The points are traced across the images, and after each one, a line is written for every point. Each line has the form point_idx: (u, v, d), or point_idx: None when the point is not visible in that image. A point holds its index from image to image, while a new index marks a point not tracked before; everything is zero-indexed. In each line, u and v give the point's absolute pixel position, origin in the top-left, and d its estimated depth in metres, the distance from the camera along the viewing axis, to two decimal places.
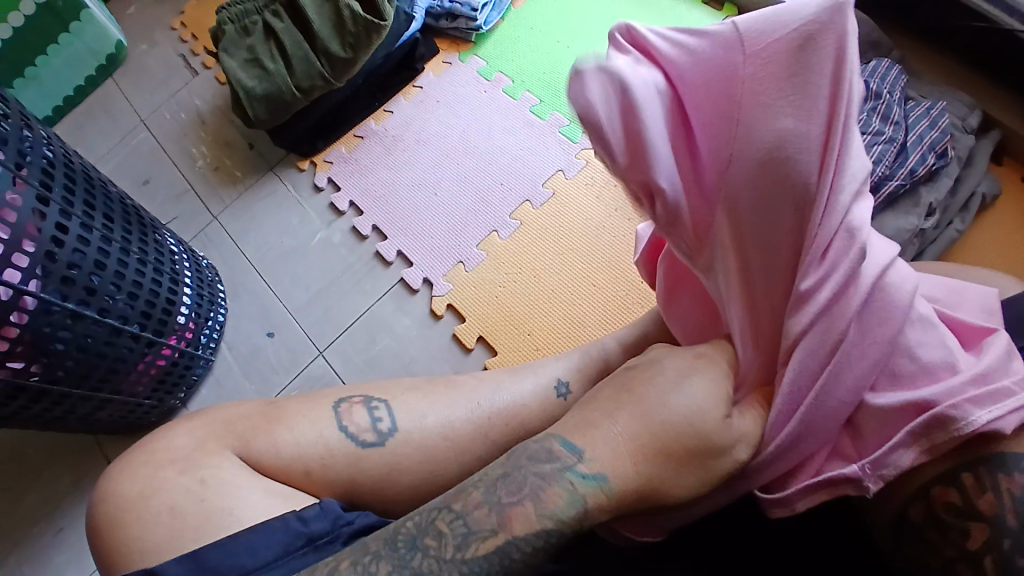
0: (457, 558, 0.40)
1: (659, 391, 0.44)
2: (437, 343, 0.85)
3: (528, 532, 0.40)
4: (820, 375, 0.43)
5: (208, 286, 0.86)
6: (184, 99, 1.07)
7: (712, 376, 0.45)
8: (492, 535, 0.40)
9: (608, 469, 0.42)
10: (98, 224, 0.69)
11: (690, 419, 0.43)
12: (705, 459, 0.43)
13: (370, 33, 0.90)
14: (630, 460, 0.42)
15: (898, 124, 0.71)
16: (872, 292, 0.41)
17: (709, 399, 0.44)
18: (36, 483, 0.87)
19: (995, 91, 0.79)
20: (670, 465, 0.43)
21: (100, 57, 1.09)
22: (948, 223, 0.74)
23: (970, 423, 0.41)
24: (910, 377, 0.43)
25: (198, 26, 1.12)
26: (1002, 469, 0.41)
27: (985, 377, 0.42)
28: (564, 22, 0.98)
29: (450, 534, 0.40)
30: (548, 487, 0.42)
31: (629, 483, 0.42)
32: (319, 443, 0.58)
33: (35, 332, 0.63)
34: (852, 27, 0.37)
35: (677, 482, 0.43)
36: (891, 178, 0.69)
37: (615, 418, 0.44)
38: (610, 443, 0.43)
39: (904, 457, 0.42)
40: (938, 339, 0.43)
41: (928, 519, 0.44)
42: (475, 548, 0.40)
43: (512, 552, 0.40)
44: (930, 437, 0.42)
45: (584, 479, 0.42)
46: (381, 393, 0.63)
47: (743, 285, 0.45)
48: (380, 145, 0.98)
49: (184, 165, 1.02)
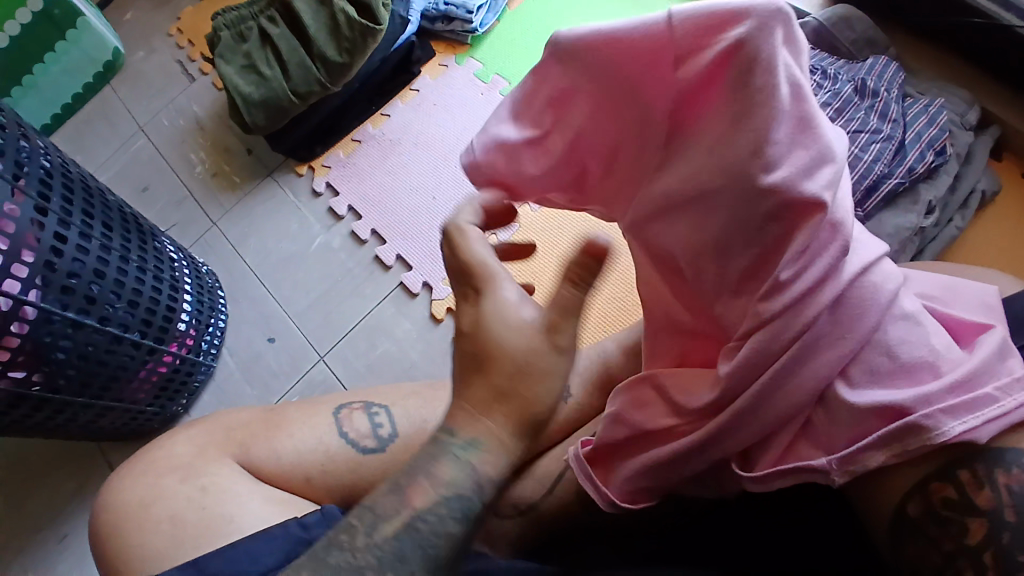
0: (369, 545, 0.40)
1: (470, 344, 0.42)
2: (438, 348, 0.85)
3: (428, 503, 0.41)
4: (778, 362, 0.43)
5: (209, 293, 0.86)
6: (182, 106, 1.07)
7: (500, 303, 0.43)
8: (395, 516, 0.41)
9: (473, 432, 0.41)
10: (97, 232, 0.69)
11: (505, 358, 0.41)
12: (535, 373, 0.41)
13: (365, 37, 0.90)
14: (481, 414, 0.41)
15: (895, 122, 0.71)
16: (852, 290, 0.42)
17: (510, 327, 0.42)
18: (39, 491, 0.87)
19: (992, 86, 0.79)
20: (516, 398, 0.41)
21: (97, 65, 1.09)
22: (948, 220, 0.73)
23: (943, 433, 0.41)
24: (890, 377, 0.42)
25: (194, 32, 1.13)
26: (1000, 464, 0.41)
27: (967, 384, 0.41)
28: (559, 23, 0.98)
29: (366, 517, 0.41)
30: (436, 463, 0.42)
31: (504, 426, 0.42)
32: (319, 449, 0.59)
33: (36, 341, 0.63)
34: (781, 34, 0.39)
35: (532, 400, 0.41)
36: (890, 176, 0.69)
37: (458, 393, 0.43)
38: (464, 415, 0.42)
39: (874, 457, 0.43)
40: (922, 338, 0.43)
41: (926, 510, 0.44)
42: (384, 529, 0.41)
43: (420, 526, 0.41)
44: (902, 442, 0.42)
45: (462, 449, 0.41)
46: (381, 398, 0.63)
47: (721, 294, 0.46)
48: (377, 149, 0.98)
49: (182, 171, 1.02)
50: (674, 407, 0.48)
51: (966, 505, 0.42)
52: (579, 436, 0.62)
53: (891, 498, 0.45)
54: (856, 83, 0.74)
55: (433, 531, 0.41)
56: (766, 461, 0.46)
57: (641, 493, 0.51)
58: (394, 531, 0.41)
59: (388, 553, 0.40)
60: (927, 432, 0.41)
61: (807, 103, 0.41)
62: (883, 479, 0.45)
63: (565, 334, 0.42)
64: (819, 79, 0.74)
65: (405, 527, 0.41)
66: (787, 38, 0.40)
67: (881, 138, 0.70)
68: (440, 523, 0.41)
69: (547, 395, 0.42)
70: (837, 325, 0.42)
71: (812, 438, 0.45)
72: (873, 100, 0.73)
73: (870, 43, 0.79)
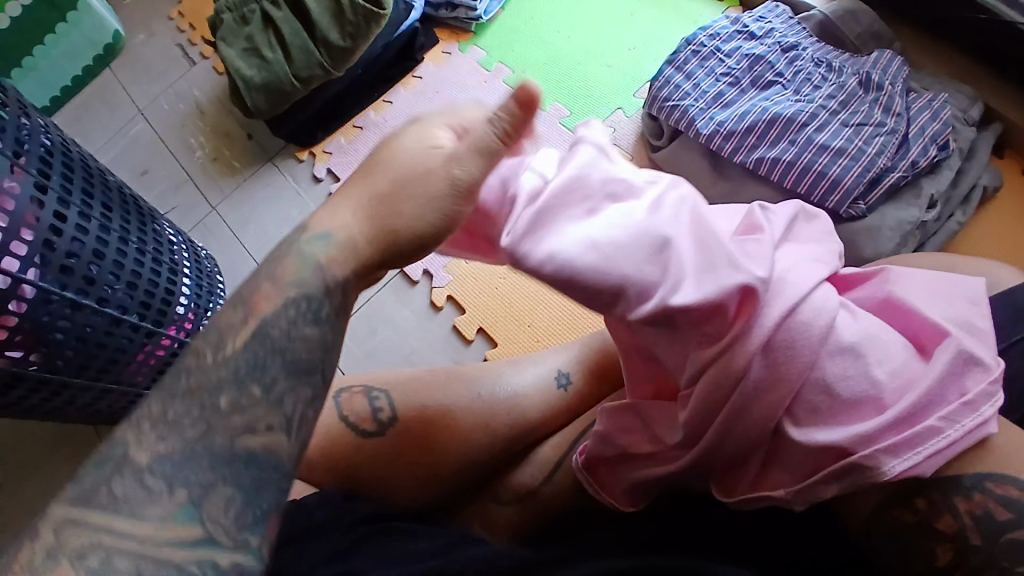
0: (219, 359, 0.41)
1: (388, 159, 0.45)
2: (437, 335, 0.83)
3: (275, 308, 0.42)
4: (726, 403, 0.43)
5: (208, 277, 0.85)
6: (181, 90, 1.06)
7: (426, 134, 0.46)
8: (241, 325, 0.42)
9: (337, 229, 0.44)
10: (97, 212, 0.69)
11: (407, 173, 0.44)
12: (429, 190, 0.44)
13: (369, 22, 0.90)
14: (360, 221, 0.44)
15: (900, 116, 0.72)
16: (781, 331, 0.42)
17: (422, 150, 0.45)
18: (36, 474, 0.87)
19: (995, 83, 0.78)
20: (401, 212, 0.44)
21: (97, 48, 1.08)
22: (950, 215, 0.73)
23: (888, 472, 0.39)
24: (831, 415, 0.41)
25: (196, 16, 1.12)
26: (958, 491, 0.41)
27: (909, 421, 0.39)
28: (563, 14, 0.98)
29: (207, 343, 0.42)
30: (293, 256, 0.44)
31: (370, 238, 0.44)
32: (319, 432, 0.59)
33: (35, 321, 0.63)
34: (537, 235, 0.44)
35: (414, 217, 0.44)
36: (892, 170, 0.70)
37: (353, 206, 0.45)
38: (343, 221, 0.45)
39: (827, 490, 0.41)
40: (862, 372, 0.41)
41: (888, 530, 0.44)
42: (232, 342, 0.41)
43: (268, 331, 0.42)
44: (850, 478, 0.40)
45: (323, 243, 0.44)
46: (382, 383, 0.63)
47: (664, 347, 0.46)
48: (379, 135, 0.97)
49: (182, 155, 1.01)
50: (653, 435, 0.49)
51: (926, 530, 0.42)
52: (582, 424, 0.63)
53: (857, 515, 0.46)
54: (861, 76, 0.75)
55: (287, 335, 0.42)
56: (741, 485, 0.45)
57: (630, 493, 0.51)
58: (241, 343, 0.41)
59: (241, 363, 0.41)
60: (868, 472, 0.39)
61: (614, 255, 0.43)
62: (849, 499, 0.46)
63: (471, 161, 0.44)
64: (823, 72, 0.76)
65: (253, 334, 0.42)
66: (550, 226, 0.44)
67: (885, 132, 0.71)
68: (292, 324, 0.42)
69: (431, 216, 0.44)
70: (793, 359, 0.41)
71: (780, 465, 0.43)
72: (877, 94, 0.73)
73: (875, 38, 0.79)
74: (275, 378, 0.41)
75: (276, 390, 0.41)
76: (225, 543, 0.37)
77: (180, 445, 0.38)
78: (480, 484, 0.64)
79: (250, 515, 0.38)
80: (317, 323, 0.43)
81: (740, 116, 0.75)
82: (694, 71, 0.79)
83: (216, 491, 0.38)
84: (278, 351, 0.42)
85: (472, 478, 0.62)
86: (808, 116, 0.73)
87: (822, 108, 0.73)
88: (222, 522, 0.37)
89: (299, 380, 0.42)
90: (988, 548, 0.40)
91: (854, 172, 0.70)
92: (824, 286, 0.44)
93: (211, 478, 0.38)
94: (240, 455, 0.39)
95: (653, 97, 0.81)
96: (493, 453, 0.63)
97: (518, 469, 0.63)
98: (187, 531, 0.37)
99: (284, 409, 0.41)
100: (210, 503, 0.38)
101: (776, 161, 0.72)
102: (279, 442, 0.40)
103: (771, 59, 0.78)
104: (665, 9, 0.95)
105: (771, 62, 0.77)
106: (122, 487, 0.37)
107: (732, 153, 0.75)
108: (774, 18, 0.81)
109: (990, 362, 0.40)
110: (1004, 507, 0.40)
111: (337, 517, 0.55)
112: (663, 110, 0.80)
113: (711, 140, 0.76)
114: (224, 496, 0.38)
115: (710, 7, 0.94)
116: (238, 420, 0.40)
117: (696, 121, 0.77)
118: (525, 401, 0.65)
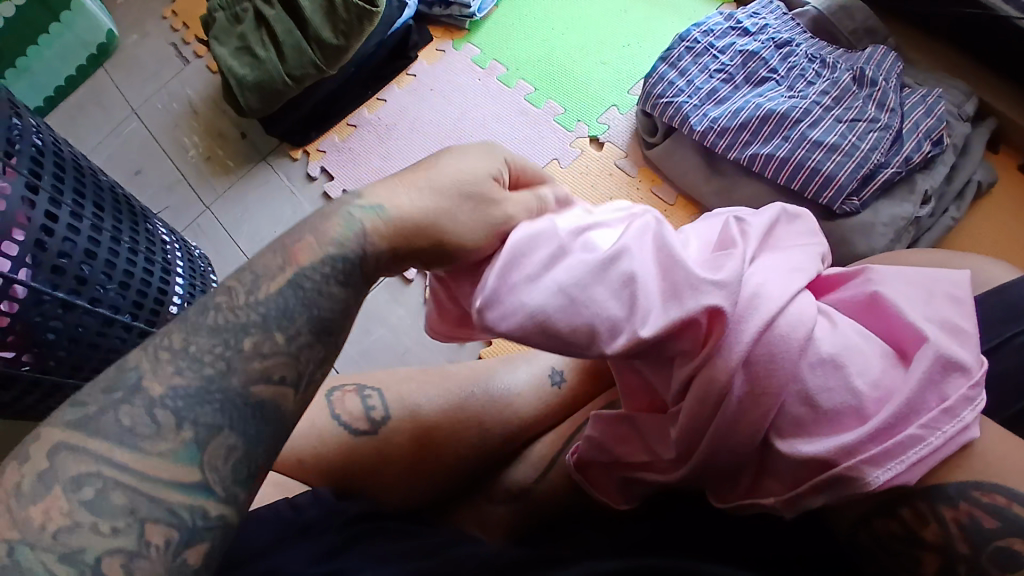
0: (252, 301, 0.40)
1: (450, 165, 0.45)
2: (431, 333, 0.82)
3: (313, 262, 0.42)
4: (714, 417, 0.42)
5: (201, 276, 0.85)
6: (175, 90, 1.06)
7: (474, 155, 0.46)
8: (279, 272, 0.41)
9: (386, 203, 0.43)
10: (89, 212, 0.69)
11: (465, 183, 0.44)
12: (484, 206, 0.44)
13: (362, 19, 0.89)
14: (409, 207, 0.43)
15: (894, 111, 0.72)
16: (760, 345, 0.41)
17: (478, 173, 0.45)
18: None
19: (989, 79, 0.78)
20: (456, 217, 0.43)
21: (91, 48, 1.08)
22: (943, 211, 0.73)
23: (872, 482, 0.39)
24: (813, 427, 0.41)
25: (189, 15, 1.11)
26: (943, 500, 0.40)
27: (890, 429, 0.39)
28: (557, 11, 0.98)
29: (240, 279, 0.41)
30: (331, 218, 0.43)
31: (416, 228, 0.43)
32: (313, 432, 0.58)
33: (26, 321, 0.63)
34: (507, 300, 0.42)
35: (466, 225, 0.43)
36: (886, 166, 0.70)
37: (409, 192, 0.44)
38: (391, 196, 0.43)
39: (814, 501, 0.41)
40: (843, 382, 0.41)
41: (871, 539, 0.44)
42: (268, 285, 0.41)
43: (303, 283, 0.41)
44: (837, 489, 0.40)
45: (365, 213, 0.43)
46: (374, 381, 0.63)
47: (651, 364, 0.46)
48: (373, 134, 0.96)
49: (176, 155, 1.01)
50: (646, 446, 0.48)
51: (912, 539, 0.42)
52: (577, 423, 0.63)
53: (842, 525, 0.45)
54: (855, 72, 0.74)
55: (320, 290, 0.41)
56: (735, 493, 0.45)
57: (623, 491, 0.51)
58: (279, 287, 0.41)
59: (272, 309, 0.40)
60: (854, 482, 0.39)
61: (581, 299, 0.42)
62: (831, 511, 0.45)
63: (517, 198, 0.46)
64: (817, 68, 0.76)
65: (289, 282, 0.41)
66: (521, 284, 0.43)
67: (878, 128, 0.71)
68: (325, 280, 0.41)
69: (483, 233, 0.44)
70: (773, 371, 0.41)
71: (772, 474, 0.43)
72: (871, 90, 0.73)
73: (870, 33, 0.78)
74: (300, 329, 0.40)
75: (298, 342, 0.40)
76: (218, 492, 0.36)
77: (195, 383, 0.37)
78: (473, 482, 0.63)
79: (246, 468, 0.37)
80: (348, 284, 0.42)
81: (734, 112, 0.75)
82: (688, 68, 0.79)
83: (216, 441, 0.37)
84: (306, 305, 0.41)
85: (468, 474, 0.62)
86: (801, 112, 0.73)
87: (815, 105, 0.73)
88: (218, 472, 0.36)
89: (320, 339, 0.41)
90: (976, 557, 0.40)
91: (847, 168, 0.69)
92: (802, 296, 0.43)
93: (219, 421, 0.37)
94: (250, 402, 0.38)
95: (647, 94, 0.81)
96: (487, 452, 0.63)
97: (512, 468, 0.63)
98: (188, 474, 0.35)
99: (298, 367, 0.40)
100: (213, 448, 0.36)
101: (769, 158, 0.72)
102: (285, 395, 0.39)
103: (764, 55, 0.77)
104: (659, 7, 0.95)
105: (765, 58, 0.77)
106: (130, 418, 0.36)
107: (726, 149, 0.75)
108: (767, 14, 0.81)
109: (970, 364, 0.40)
110: (990, 516, 0.39)
111: (329, 516, 0.54)
112: (657, 107, 0.80)
113: (704, 136, 0.76)
114: (225, 445, 0.37)
115: (704, 4, 0.94)
116: (257, 367, 0.39)
117: (690, 118, 0.77)
118: (521, 399, 0.65)
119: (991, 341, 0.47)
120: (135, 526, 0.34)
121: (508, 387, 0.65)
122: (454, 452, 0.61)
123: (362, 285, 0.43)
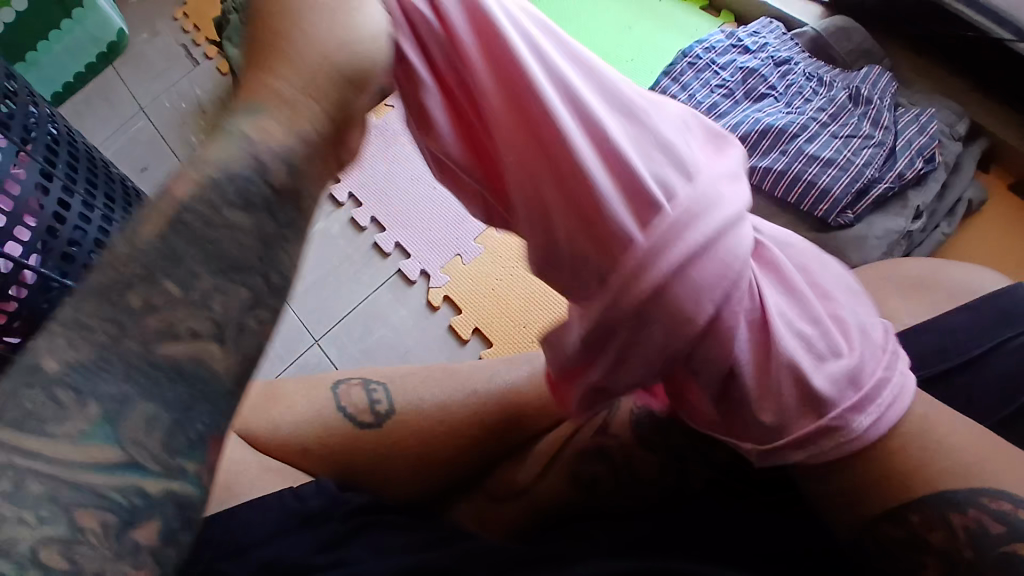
0: (133, 245, 0.33)
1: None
2: (432, 334, 0.83)
3: (196, 192, 0.34)
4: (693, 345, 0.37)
5: None
6: (184, 90, 1.07)
7: None
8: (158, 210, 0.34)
9: (263, 100, 0.34)
10: (101, 202, 0.69)
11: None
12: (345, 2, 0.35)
13: None
14: (288, 75, 0.34)
15: (887, 130, 0.75)
16: (722, 256, 0.36)
17: None
18: None
19: (983, 99, 0.81)
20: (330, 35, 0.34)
21: (101, 45, 1.09)
22: (935, 226, 0.75)
23: (858, 428, 0.39)
24: (793, 362, 0.38)
25: (201, 18, 1.13)
26: (953, 506, 0.40)
27: (859, 376, 0.39)
28: (563, 24, 1.00)
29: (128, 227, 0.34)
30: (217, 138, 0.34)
31: (301, 84, 0.34)
32: (315, 420, 0.60)
33: (33, 307, 0.63)
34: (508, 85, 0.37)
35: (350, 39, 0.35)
36: (879, 181, 0.72)
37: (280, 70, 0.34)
38: (260, 83, 0.35)
39: (798, 452, 0.40)
40: (795, 321, 0.39)
41: (882, 552, 0.43)
42: (147, 230, 0.33)
43: (189, 219, 0.34)
44: (831, 436, 0.39)
45: (253, 123, 0.34)
46: (378, 376, 0.64)
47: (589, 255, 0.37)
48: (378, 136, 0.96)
49: (183, 153, 1.02)
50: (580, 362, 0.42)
51: (913, 544, 0.42)
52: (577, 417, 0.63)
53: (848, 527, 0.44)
54: (851, 91, 0.77)
55: (213, 222, 0.34)
56: (712, 423, 0.43)
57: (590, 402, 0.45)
58: (163, 227, 0.33)
59: (160, 254, 0.33)
60: (840, 429, 0.39)
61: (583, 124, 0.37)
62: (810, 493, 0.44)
63: None
64: (815, 86, 0.78)
65: (173, 221, 0.33)
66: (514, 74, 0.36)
67: (873, 144, 0.74)
68: (220, 210, 0.34)
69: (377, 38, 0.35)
70: (735, 297, 0.37)
71: (745, 420, 0.40)
72: (866, 108, 0.76)
73: (866, 54, 0.81)
74: (200, 274, 0.34)
75: (209, 288, 0.34)
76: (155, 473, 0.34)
77: (89, 351, 0.32)
78: (474, 478, 0.65)
79: (184, 437, 0.34)
80: (252, 206, 0.34)
81: (734, 126, 0.77)
82: (690, 83, 0.82)
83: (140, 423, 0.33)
84: (202, 245, 0.34)
85: (469, 470, 0.63)
86: (799, 127, 0.75)
87: (812, 121, 0.75)
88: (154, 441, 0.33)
89: (235, 278, 0.35)
90: (981, 563, 0.40)
91: (843, 182, 0.72)
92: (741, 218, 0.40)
93: (130, 390, 0.33)
94: (164, 367, 0.33)
95: None
96: (487, 447, 0.63)
97: (512, 465, 0.64)
98: (106, 453, 0.33)
99: (213, 314, 0.34)
100: (129, 424, 0.33)
101: (768, 170, 0.74)
102: (209, 352, 0.34)
103: (764, 72, 0.80)
104: (663, 23, 0.98)
105: (764, 76, 0.80)
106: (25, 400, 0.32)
107: None
108: (767, 34, 0.83)
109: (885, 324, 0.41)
110: (999, 521, 0.39)
111: (334, 506, 0.55)
112: None
113: None
114: (138, 417, 0.33)
115: (706, 23, 0.97)
116: (159, 323, 0.33)
117: None
118: (519, 399, 0.64)
119: (985, 344, 0.49)
120: (63, 512, 0.32)
121: (511, 389, 0.65)
122: (450, 443, 0.61)
123: (278, 207, 0.35)
